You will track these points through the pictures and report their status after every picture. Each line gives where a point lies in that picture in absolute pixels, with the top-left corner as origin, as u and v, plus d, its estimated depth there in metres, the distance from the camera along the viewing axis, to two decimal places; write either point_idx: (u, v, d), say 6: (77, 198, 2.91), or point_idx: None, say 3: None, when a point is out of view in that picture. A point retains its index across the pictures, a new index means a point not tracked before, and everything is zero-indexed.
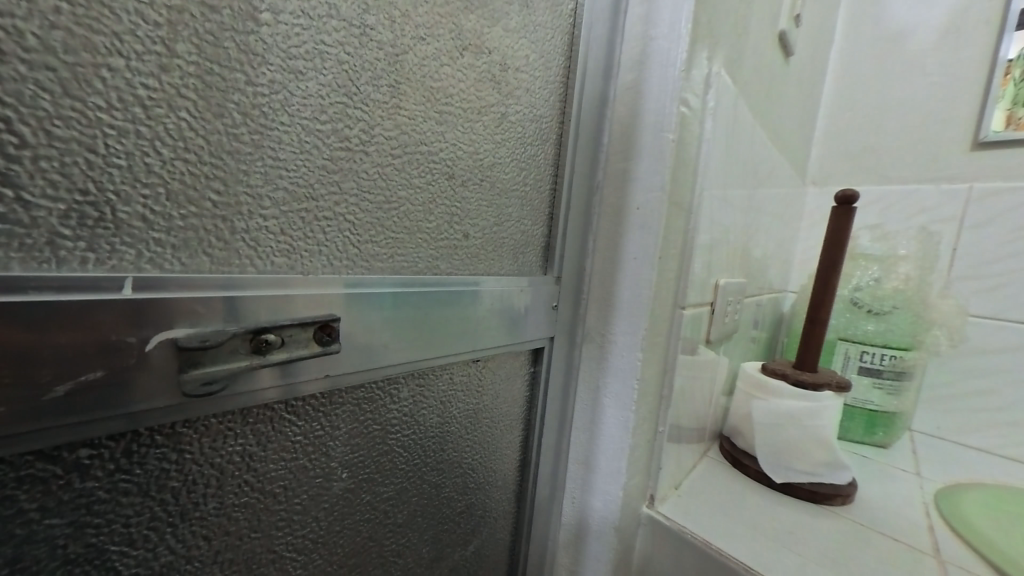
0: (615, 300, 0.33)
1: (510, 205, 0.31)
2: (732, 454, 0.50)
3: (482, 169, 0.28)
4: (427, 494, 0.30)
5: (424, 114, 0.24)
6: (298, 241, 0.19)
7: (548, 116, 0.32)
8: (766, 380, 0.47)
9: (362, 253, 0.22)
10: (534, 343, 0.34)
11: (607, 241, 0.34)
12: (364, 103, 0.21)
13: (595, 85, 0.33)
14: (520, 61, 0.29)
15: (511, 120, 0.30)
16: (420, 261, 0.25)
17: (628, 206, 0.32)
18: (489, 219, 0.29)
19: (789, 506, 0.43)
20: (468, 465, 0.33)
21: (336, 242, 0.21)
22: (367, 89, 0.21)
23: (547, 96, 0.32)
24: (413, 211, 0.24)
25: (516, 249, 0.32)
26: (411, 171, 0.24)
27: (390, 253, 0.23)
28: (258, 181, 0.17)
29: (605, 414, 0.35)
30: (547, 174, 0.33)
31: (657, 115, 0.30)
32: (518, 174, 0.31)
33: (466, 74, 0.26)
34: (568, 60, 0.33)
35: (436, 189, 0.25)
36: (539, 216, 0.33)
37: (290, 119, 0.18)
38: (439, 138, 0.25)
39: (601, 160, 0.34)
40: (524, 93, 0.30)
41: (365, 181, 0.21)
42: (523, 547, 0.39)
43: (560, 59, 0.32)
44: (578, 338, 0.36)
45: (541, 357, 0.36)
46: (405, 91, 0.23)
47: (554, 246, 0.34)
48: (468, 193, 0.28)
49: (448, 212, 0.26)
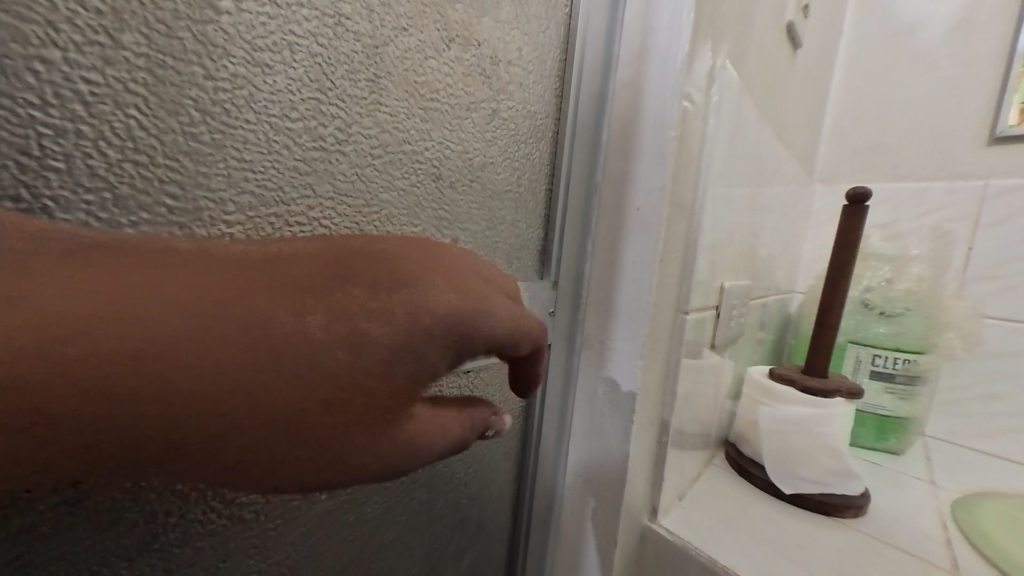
0: (614, 306, 0.32)
1: (503, 209, 0.29)
2: (738, 461, 0.48)
3: (473, 171, 0.27)
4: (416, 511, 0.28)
5: (408, 110, 0.22)
6: None
7: (543, 113, 0.31)
8: (773, 386, 0.45)
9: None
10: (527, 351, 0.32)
11: (606, 244, 0.32)
12: (340, 100, 0.19)
13: (593, 82, 0.32)
14: (512, 55, 0.28)
15: (504, 117, 0.28)
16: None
17: (628, 209, 0.30)
18: (482, 223, 0.28)
19: (796, 518, 0.41)
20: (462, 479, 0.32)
21: None
22: (344, 84, 0.19)
23: (542, 91, 0.31)
24: (396, 217, 0.23)
25: (511, 254, 0.31)
26: (394, 173, 0.22)
27: None
28: (221, 184, 0.16)
29: (604, 424, 0.34)
30: (542, 174, 0.32)
31: (657, 113, 0.29)
32: (511, 176, 0.30)
33: (453, 68, 0.25)
34: (564, 56, 0.32)
35: (422, 192, 0.24)
36: (534, 220, 0.32)
37: (256, 117, 0.17)
38: (425, 138, 0.24)
39: (601, 159, 0.32)
40: (517, 89, 0.29)
41: (342, 184, 0.20)
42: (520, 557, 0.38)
43: (555, 54, 0.31)
44: (576, 346, 0.35)
45: (539, 367, 0.35)
46: (386, 86, 0.21)
47: (550, 250, 0.33)
48: (459, 197, 0.26)
49: (436, 216, 0.25)
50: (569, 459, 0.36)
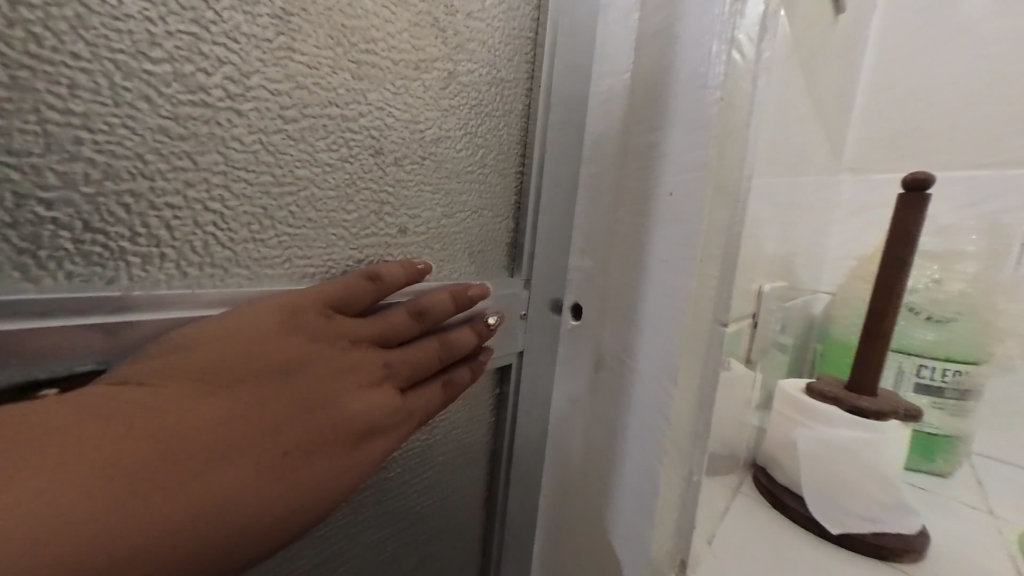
0: (636, 314, 0.26)
1: (462, 191, 0.27)
2: (770, 490, 0.42)
3: (422, 144, 0.25)
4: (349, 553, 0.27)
5: (332, 60, 0.21)
6: (116, 237, 0.16)
7: (512, 82, 0.29)
8: (812, 405, 0.39)
9: (238, 256, 0.19)
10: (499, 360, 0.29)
11: (626, 239, 0.26)
12: (229, 38, 0.18)
13: (614, 44, 0.26)
14: (473, 9, 0.26)
15: (461, 81, 0.26)
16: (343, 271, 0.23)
17: (655, 192, 0.24)
18: (435, 210, 0.26)
19: (848, 565, 0.35)
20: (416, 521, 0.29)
21: (188, 246, 0.18)
22: (233, 15, 0.18)
23: (511, 62, 0.28)
24: (318, 195, 0.21)
25: (474, 248, 0.28)
26: (313, 140, 0.21)
27: (283, 253, 0.20)
28: (35, 144, 0.14)
29: (623, 463, 0.27)
30: (513, 154, 0.30)
31: (697, 68, 0.23)
32: (468, 154, 0.27)
33: (396, 13, 0.23)
34: (537, 20, 0.29)
35: (357, 166, 0.22)
36: (502, 211, 0.30)
37: (93, 54, 0.15)
38: (357, 99, 0.22)
39: (623, 137, 0.26)
40: (480, 48, 0.27)
41: (237, 151, 0.18)
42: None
43: (554, 25, 0.28)
44: (594, 366, 0.28)
45: (508, 376, 0.31)
46: (299, 24, 0.20)
47: (520, 244, 0.30)
48: (406, 173, 0.24)
49: (378, 198, 0.23)
50: (580, 517, 0.30)
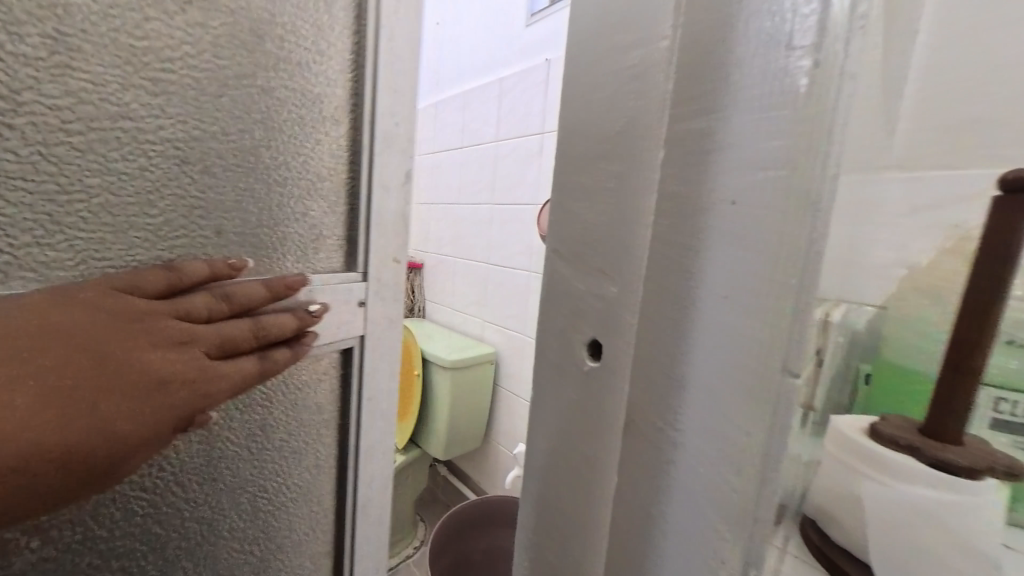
0: (682, 361, 0.19)
1: (274, 195, 0.38)
2: (826, 555, 0.35)
3: (233, 152, 0.35)
4: (198, 492, 0.38)
5: (133, 79, 0.29)
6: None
7: (323, 99, 0.41)
8: (882, 454, 0.34)
9: (42, 261, 0.27)
10: (342, 342, 0.44)
11: (663, 260, 0.20)
12: (18, 78, 0.25)
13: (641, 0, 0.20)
14: (283, 36, 0.37)
15: (268, 96, 0.37)
16: (162, 265, 0.30)
17: (712, 199, 0.18)
18: (248, 210, 0.37)
19: None
20: (261, 463, 0.43)
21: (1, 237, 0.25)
22: (19, 46, 0.25)
23: (320, 98, 0.41)
24: (123, 202, 0.30)
25: (296, 243, 0.40)
26: (113, 152, 0.29)
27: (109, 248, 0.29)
28: None
29: (669, 559, 0.20)
30: (327, 164, 0.42)
31: (778, 28, 0.16)
32: (272, 167, 0.38)
33: (200, 43, 0.32)
34: (354, 49, 0.42)
35: (159, 174, 0.31)
36: (322, 210, 0.42)
37: None
38: (154, 117, 0.30)
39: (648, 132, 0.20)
40: (289, 65, 0.38)
41: (12, 166, 0.25)
42: (350, 513, 0.50)
43: None
44: (620, 431, 0.22)
45: (352, 355, 0.46)
46: (122, 58, 0.28)
47: (353, 243, 0.44)
48: (213, 179, 0.34)
49: (188, 200, 0.33)
50: None
